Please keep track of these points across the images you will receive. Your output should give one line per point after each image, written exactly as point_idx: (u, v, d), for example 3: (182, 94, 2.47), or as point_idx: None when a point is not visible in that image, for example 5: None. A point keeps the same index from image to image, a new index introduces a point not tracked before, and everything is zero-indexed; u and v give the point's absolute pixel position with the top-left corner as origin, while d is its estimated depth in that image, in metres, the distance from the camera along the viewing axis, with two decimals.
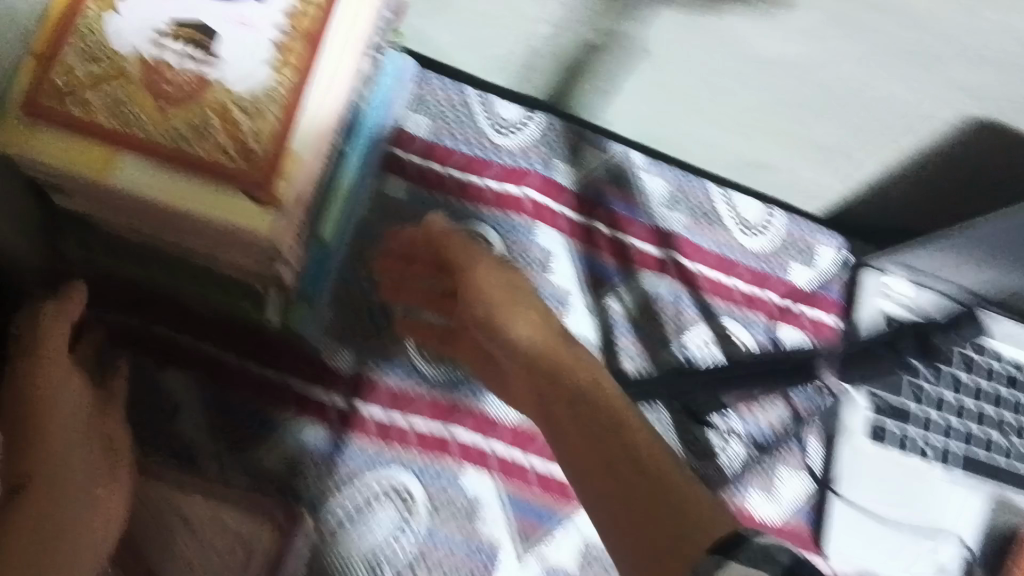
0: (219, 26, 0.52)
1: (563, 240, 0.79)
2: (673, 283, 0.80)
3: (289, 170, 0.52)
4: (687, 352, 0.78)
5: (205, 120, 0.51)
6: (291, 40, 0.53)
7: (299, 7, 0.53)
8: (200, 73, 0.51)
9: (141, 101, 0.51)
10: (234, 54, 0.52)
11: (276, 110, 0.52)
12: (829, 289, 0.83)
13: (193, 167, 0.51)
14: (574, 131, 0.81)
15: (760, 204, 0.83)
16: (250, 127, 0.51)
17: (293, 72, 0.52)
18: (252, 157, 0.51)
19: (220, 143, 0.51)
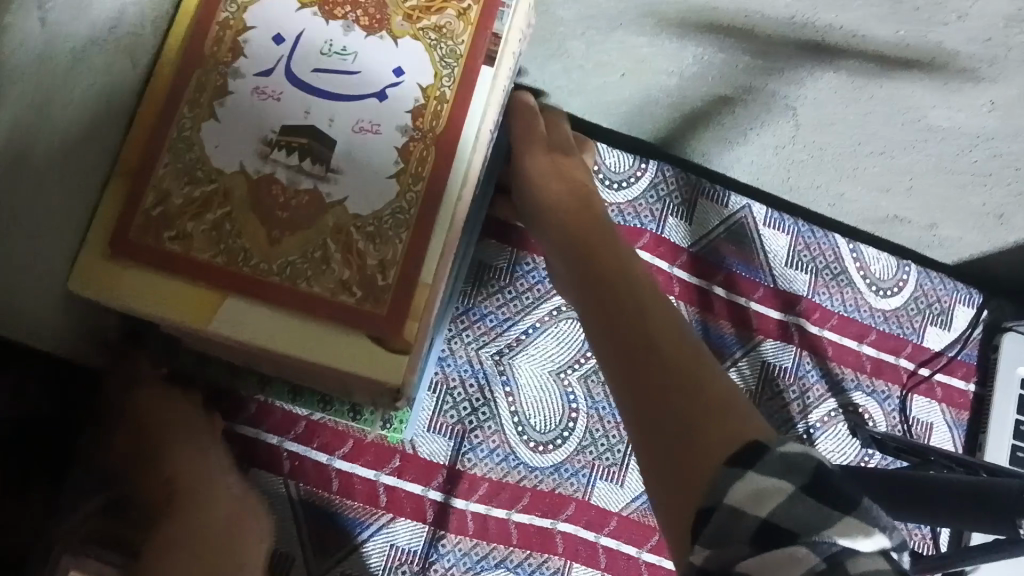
0: (336, 131, 0.42)
1: (676, 305, 0.71)
2: (797, 352, 0.72)
3: (418, 307, 0.42)
4: (811, 427, 0.71)
5: (324, 252, 0.42)
6: (416, 143, 0.43)
7: (427, 103, 0.44)
8: (316, 192, 0.42)
9: (249, 230, 0.41)
10: (355, 166, 0.42)
11: (404, 236, 0.42)
12: (965, 351, 0.76)
13: (313, 309, 0.41)
14: (688, 180, 0.73)
15: (891, 259, 0.75)
16: (375, 256, 0.42)
17: (422, 185, 0.43)
18: (379, 294, 0.42)
19: (342, 279, 0.41)
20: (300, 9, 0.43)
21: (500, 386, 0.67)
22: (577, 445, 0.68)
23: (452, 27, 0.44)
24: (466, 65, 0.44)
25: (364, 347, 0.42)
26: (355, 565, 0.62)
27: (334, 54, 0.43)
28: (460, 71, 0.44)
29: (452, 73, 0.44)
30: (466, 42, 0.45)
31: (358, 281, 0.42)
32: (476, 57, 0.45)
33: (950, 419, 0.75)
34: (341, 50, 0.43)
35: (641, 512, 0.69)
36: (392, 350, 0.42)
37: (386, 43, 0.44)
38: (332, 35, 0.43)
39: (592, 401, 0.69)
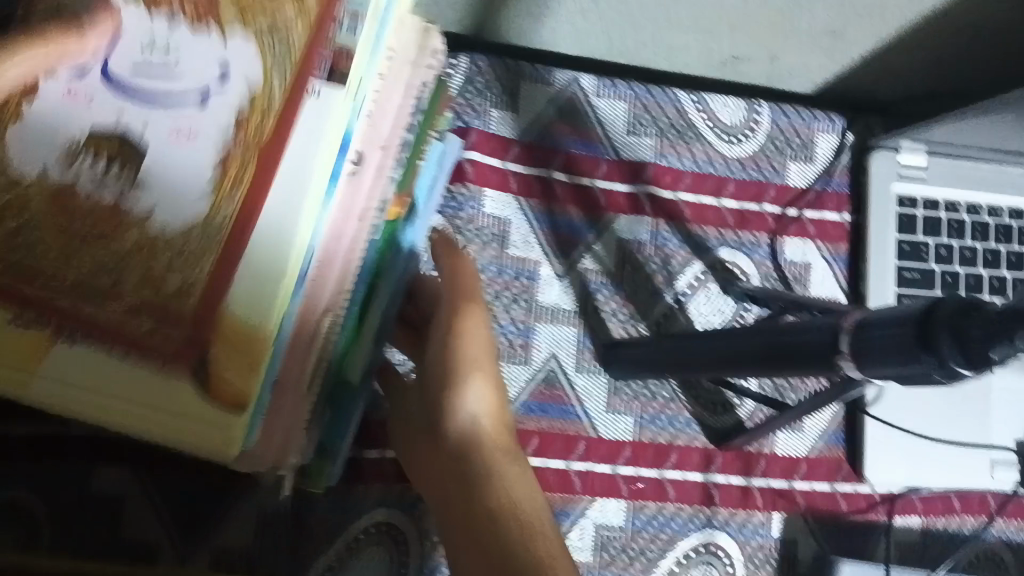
0: (149, 136, 0.32)
1: (516, 201, 0.67)
2: (653, 221, 0.69)
3: (231, 347, 0.32)
4: (679, 294, 0.69)
5: (123, 270, 0.32)
6: (236, 148, 0.32)
7: (253, 104, 0.32)
8: (118, 207, 0.32)
9: (47, 243, 0.31)
10: (162, 170, 0.32)
11: (215, 248, 0.32)
12: (834, 181, 0.72)
13: (119, 335, 0.31)
14: (506, 66, 0.67)
15: (740, 101, 0.71)
16: (179, 276, 0.32)
17: (242, 193, 0.32)
18: (180, 313, 0.32)
19: (146, 299, 0.31)
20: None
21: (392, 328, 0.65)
22: None
23: (286, 14, 0.33)
24: (301, 64, 0.33)
25: (189, 405, 0.31)
26: (230, 535, 0.61)
27: (148, 49, 0.32)
28: (289, 83, 0.33)
29: (284, 73, 0.33)
30: (303, 29, 0.33)
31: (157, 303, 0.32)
32: (316, 54, 0.33)
33: (827, 254, 0.72)
34: (161, 48, 0.32)
35: (517, 419, 0.65)
36: (210, 403, 0.31)
37: (210, 34, 0.33)
38: (151, 27, 0.33)
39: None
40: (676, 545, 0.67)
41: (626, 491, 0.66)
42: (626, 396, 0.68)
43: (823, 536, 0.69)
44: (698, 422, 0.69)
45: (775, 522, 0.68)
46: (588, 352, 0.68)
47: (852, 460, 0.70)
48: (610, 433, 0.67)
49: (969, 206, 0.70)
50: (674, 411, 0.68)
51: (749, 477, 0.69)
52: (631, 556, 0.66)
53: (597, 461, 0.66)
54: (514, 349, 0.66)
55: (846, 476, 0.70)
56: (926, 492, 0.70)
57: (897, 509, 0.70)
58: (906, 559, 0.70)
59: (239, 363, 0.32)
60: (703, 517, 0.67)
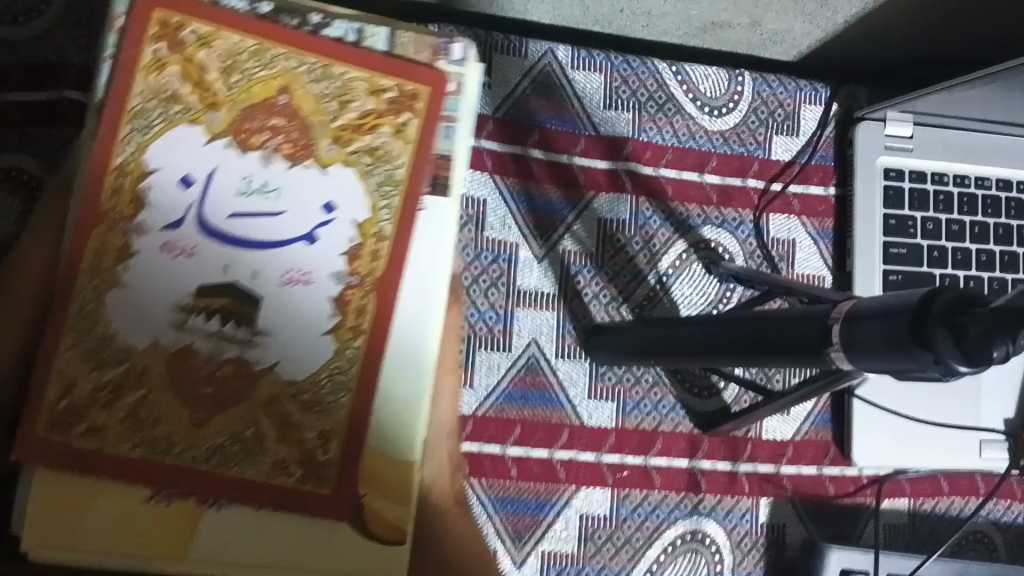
0: (263, 287, 0.40)
1: (491, 180, 0.64)
2: (633, 199, 0.66)
3: (373, 475, 0.42)
4: (663, 274, 0.66)
5: (259, 429, 0.40)
6: (352, 291, 0.41)
7: (364, 242, 0.41)
8: (243, 362, 0.40)
9: (175, 415, 0.39)
10: (284, 330, 0.40)
11: (346, 398, 0.41)
12: (819, 153, 0.70)
13: (257, 497, 0.40)
14: (477, 37, 0.63)
15: (721, 71, 0.67)
16: (315, 429, 0.41)
17: (362, 339, 0.41)
18: (323, 469, 0.41)
19: (281, 459, 0.41)
20: (212, 141, 0.40)
21: None
22: None
23: (388, 147, 0.42)
24: (406, 191, 0.42)
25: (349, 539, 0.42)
26: None
27: (254, 192, 0.40)
28: (400, 203, 0.42)
29: (390, 205, 0.42)
30: (406, 163, 0.42)
31: (299, 460, 0.41)
32: (417, 184, 0.42)
33: (813, 231, 0.69)
34: (260, 187, 0.40)
35: (497, 408, 0.63)
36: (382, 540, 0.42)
37: (314, 172, 0.41)
38: (249, 169, 0.40)
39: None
40: (663, 533, 0.65)
41: (610, 479, 0.64)
42: (610, 381, 0.65)
43: (812, 520, 0.67)
44: (683, 407, 0.66)
45: (762, 507, 0.67)
46: (570, 337, 0.65)
47: (839, 441, 0.68)
48: (594, 420, 0.65)
49: (956, 178, 0.68)
50: (658, 396, 0.66)
51: (735, 461, 0.67)
52: (616, 547, 0.64)
53: (580, 449, 0.64)
54: (493, 336, 0.63)
55: (833, 458, 0.68)
56: (914, 473, 0.69)
57: (884, 491, 0.69)
58: (895, 541, 0.68)
59: (394, 500, 0.42)
60: (689, 503, 0.65)
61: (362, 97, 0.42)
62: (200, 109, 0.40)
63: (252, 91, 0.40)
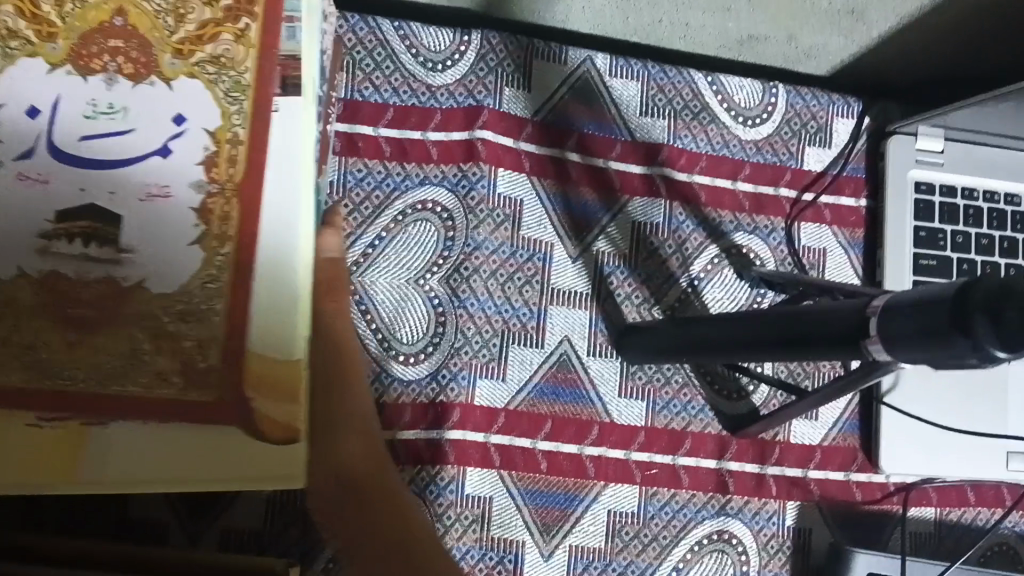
0: (120, 204, 0.36)
1: (529, 182, 0.66)
2: (667, 204, 0.68)
3: (260, 377, 0.37)
4: (694, 278, 0.67)
5: (134, 348, 0.36)
6: (213, 199, 0.37)
7: (219, 149, 0.37)
8: (110, 282, 0.36)
9: (48, 338, 0.35)
10: (149, 244, 0.36)
11: (221, 307, 0.36)
12: (849, 166, 0.70)
13: (140, 411, 0.36)
14: (519, 45, 0.67)
15: (755, 83, 0.69)
16: (192, 337, 0.36)
17: (230, 247, 0.36)
18: (203, 379, 0.36)
19: (159, 370, 0.36)
20: (53, 70, 0.36)
21: (454, 305, 0.64)
22: (451, 349, 0.64)
23: (231, 54, 0.38)
24: (257, 91, 0.38)
25: (244, 446, 0.37)
26: (236, 516, 0.61)
27: (99, 113, 0.37)
28: (252, 103, 0.38)
29: (240, 108, 0.37)
30: (251, 67, 0.38)
31: (177, 370, 0.36)
32: (267, 81, 0.38)
33: (844, 241, 0.70)
34: (106, 107, 0.37)
35: (529, 403, 0.65)
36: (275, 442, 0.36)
37: (159, 88, 0.37)
38: (93, 92, 0.37)
39: (476, 303, 0.65)
40: (690, 532, 0.66)
41: (639, 476, 0.66)
42: (640, 380, 0.67)
43: (839, 524, 0.68)
44: (711, 409, 0.67)
45: (789, 511, 0.67)
46: (602, 336, 0.66)
47: (868, 448, 0.69)
48: (624, 418, 0.66)
49: (987, 194, 0.68)
50: (687, 397, 0.67)
51: (763, 465, 0.67)
52: (643, 543, 0.65)
53: (610, 446, 0.66)
54: (526, 332, 0.65)
55: (860, 465, 0.69)
56: (941, 482, 0.69)
57: (911, 500, 0.69)
58: (920, 549, 0.69)
59: (281, 400, 0.37)
60: (717, 504, 0.66)
61: (197, 6, 0.38)
62: (37, 40, 0.36)
63: (86, 16, 0.37)
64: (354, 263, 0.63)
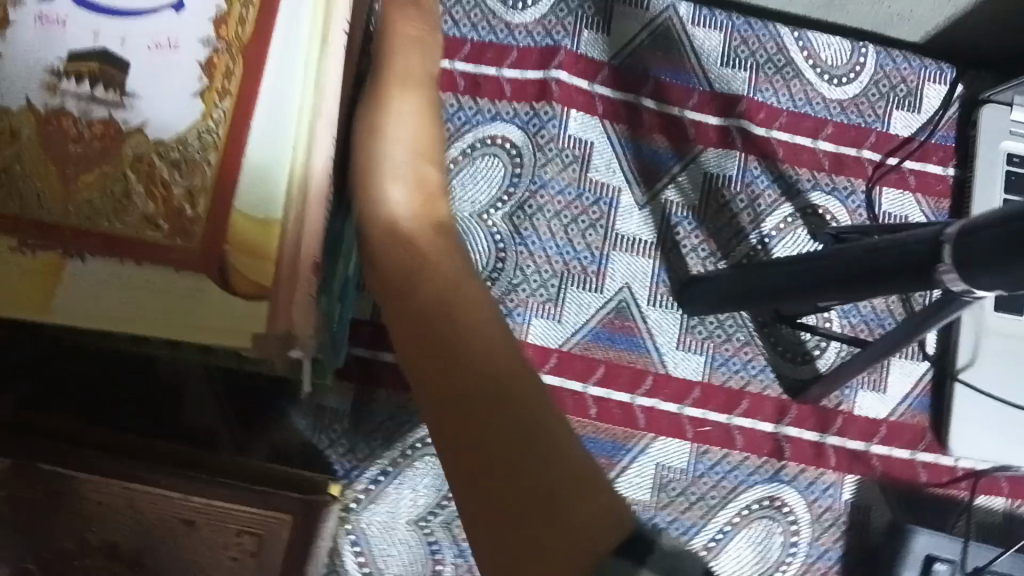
0: (129, 52, 0.42)
1: (601, 125, 0.65)
2: (743, 156, 0.66)
3: (239, 236, 0.41)
4: (765, 236, 0.65)
5: (126, 186, 0.41)
6: (218, 56, 0.42)
7: (230, 10, 0.43)
8: (110, 122, 0.41)
9: (47, 171, 0.41)
10: (150, 91, 0.42)
11: (214, 159, 0.41)
12: (939, 134, 0.68)
13: (130, 249, 0.41)
14: None
15: (845, 41, 0.67)
16: (182, 184, 0.41)
17: (229, 101, 0.42)
18: (190, 227, 0.41)
19: (149, 214, 0.41)
20: None
21: (515, 243, 0.64)
22: (509, 284, 0.64)
23: None
24: None
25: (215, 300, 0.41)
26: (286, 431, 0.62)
27: None
28: None
29: None
30: None
31: (166, 215, 0.41)
32: None
33: (927, 211, 0.67)
34: None
35: (583, 346, 0.64)
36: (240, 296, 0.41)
37: None
38: None
39: (537, 241, 0.64)
40: (740, 495, 0.64)
41: (690, 433, 0.64)
42: (700, 334, 0.65)
43: (901, 505, 0.65)
44: (773, 371, 0.65)
45: (847, 484, 0.65)
46: (663, 287, 0.65)
47: (938, 429, 0.65)
48: (680, 372, 0.64)
49: None
50: (749, 356, 0.65)
51: (823, 433, 0.65)
52: (690, 501, 0.63)
53: (663, 398, 0.64)
54: (586, 276, 0.64)
55: (929, 446, 0.66)
56: (1015, 472, 0.66)
57: (981, 487, 0.65)
58: (986, 539, 0.65)
59: (254, 260, 0.41)
60: (770, 469, 0.64)
61: None
62: None
63: None
64: None
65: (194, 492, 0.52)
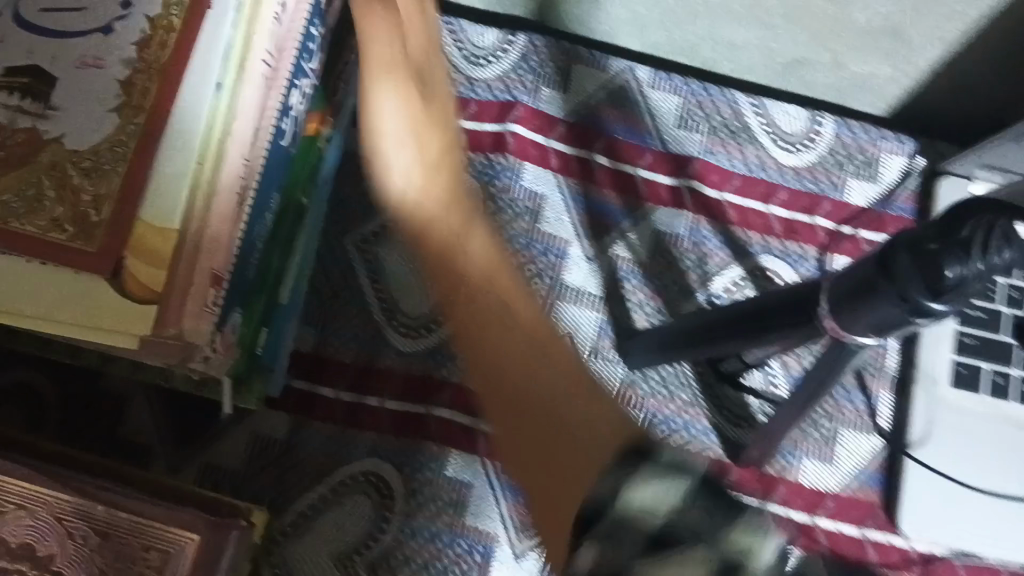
0: (59, 68, 0.41)
1: (554, 179, 0.67)
2: (692, 216, 0.66)
3: (139, 241, 0.39)
4: (713, 297, 0.65)
5: (38, 190, 0.40)
6: (137, 76, 0.41)
7: (153, 34, 0.41)
8: (33, 131, 0.40)
9: None
10: (73, 105, 0.41)
11: (123, 169, 0.40)
12: (895, 205, 0.68)
13: (34, 248, 0.39)
14: (561, 50, 0.68)
15: (802, 110, 0.68)
16: (90, 191, 0.39)
17: (143, 118, 0.40)
18: (91, 231, 0.39)
19: (56, 217, 0.39)
20: None
21: None
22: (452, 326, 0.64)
23: None
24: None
25: (112, 299, 0.39)
26: (216, 457, 0.61)
27: None
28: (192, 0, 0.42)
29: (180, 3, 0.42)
30: None
31: (72, 220, 0.39)
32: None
33: None
34: None
35: None
36: (133, 301, 0.39)
37: None
38: None
39: None
40: None
41: None
42: (642, 391, 0.64)
43: None
44: (716, 433, 0.63)
45: None
46: (607, 341, 0.64)
47: (888, 505, 0.63)
48: None
49: None
50: (691, 416, 0.63)
51: (766, 500, 0.62)
52: None
53: None
54: None
55: (877, 523, 0.63)
56: (972, 558, 0.62)
57: (935, 572, 0.62)
58: None
59: (151, 262, 0.39)
60: None
61: None
62: None
63: None
64: (372, 233, 0.65)
65: (99, 497, 0.49)
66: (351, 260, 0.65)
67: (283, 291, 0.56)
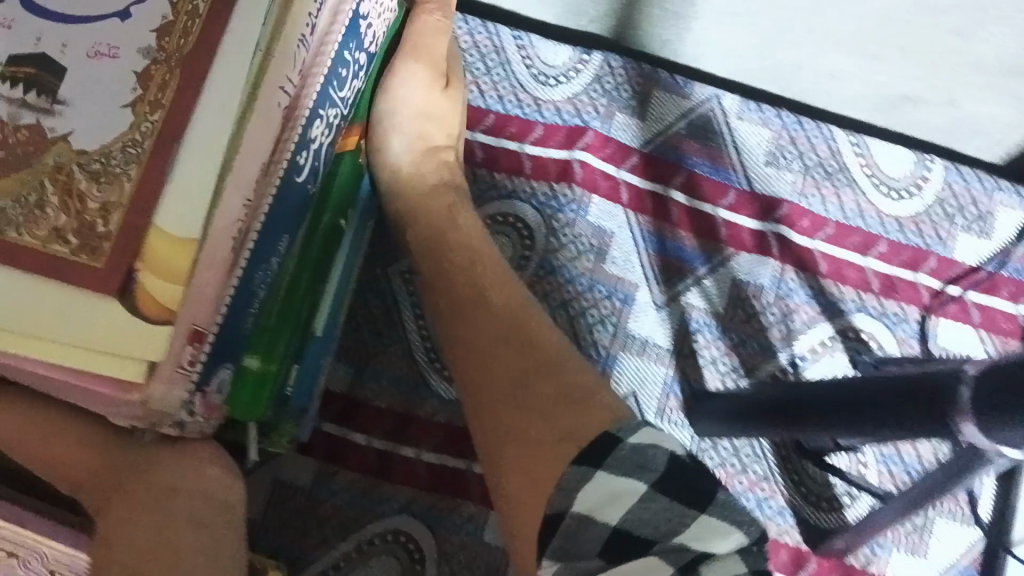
0: (68, 58, 0.32)
1: (625, 215, 0.60)
2: (777, 265, 0.59)
3: (153, 254, 0.32)
4: (796, 357, 0.58)
5: (41, 197, 0.32)
6: (157, 69, 0.33)
7: (176, 20, 0.33)
8: (37, 130, 0.32)
9: None
10: (85, 100, 0.32)
11: (135, 175, 0.32)
12: (1010, 265, 0.60)
13: (30, 261, 0.32)
14: (640, 71, 0.61)
15: (909, 153, 0.60)
16: (98, 198, 0.32)
17: (160, 117, 0.32)
18: (97, 245, 0.32)
19: (57, 227, 0.32)
20: None
21: None
22: None
23: None
24: None
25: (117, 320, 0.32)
26: None
27: None
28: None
29: None
30: None
31: (76, 232, 0.32)
32: None
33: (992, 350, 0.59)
34: None
35: None
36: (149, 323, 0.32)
37: None
38: None
39: None
40: None
41: None
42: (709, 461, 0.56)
43: None
44: (791, 513, 0.56)
45: None
46: (674, 400, 0.57)
47: None
48: None
49: None
50: (765, 493, 0.56)
51: None
52: None
53: None
54: None
55: None
56: None
57: None
58: None
59: (167, 278, 0.32)
60: None
61: None
62: None
63: None
64: None
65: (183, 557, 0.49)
66: (395, 292, 0.58)
67: (317, 324, 0.50)
